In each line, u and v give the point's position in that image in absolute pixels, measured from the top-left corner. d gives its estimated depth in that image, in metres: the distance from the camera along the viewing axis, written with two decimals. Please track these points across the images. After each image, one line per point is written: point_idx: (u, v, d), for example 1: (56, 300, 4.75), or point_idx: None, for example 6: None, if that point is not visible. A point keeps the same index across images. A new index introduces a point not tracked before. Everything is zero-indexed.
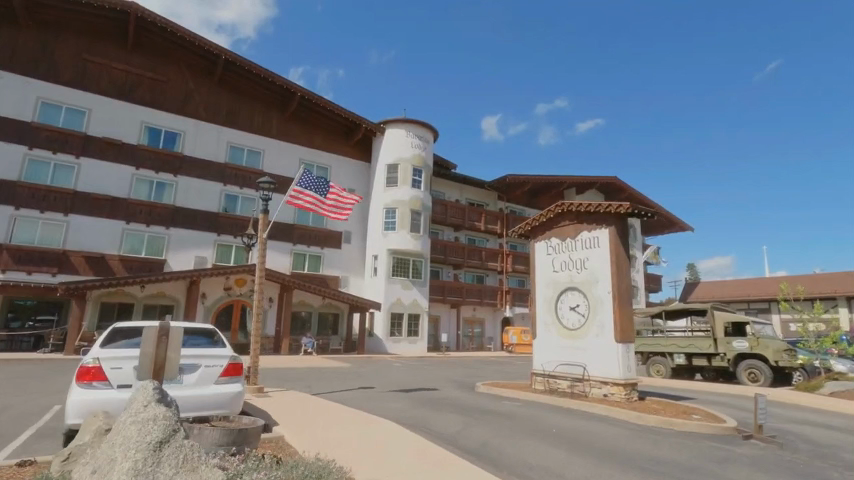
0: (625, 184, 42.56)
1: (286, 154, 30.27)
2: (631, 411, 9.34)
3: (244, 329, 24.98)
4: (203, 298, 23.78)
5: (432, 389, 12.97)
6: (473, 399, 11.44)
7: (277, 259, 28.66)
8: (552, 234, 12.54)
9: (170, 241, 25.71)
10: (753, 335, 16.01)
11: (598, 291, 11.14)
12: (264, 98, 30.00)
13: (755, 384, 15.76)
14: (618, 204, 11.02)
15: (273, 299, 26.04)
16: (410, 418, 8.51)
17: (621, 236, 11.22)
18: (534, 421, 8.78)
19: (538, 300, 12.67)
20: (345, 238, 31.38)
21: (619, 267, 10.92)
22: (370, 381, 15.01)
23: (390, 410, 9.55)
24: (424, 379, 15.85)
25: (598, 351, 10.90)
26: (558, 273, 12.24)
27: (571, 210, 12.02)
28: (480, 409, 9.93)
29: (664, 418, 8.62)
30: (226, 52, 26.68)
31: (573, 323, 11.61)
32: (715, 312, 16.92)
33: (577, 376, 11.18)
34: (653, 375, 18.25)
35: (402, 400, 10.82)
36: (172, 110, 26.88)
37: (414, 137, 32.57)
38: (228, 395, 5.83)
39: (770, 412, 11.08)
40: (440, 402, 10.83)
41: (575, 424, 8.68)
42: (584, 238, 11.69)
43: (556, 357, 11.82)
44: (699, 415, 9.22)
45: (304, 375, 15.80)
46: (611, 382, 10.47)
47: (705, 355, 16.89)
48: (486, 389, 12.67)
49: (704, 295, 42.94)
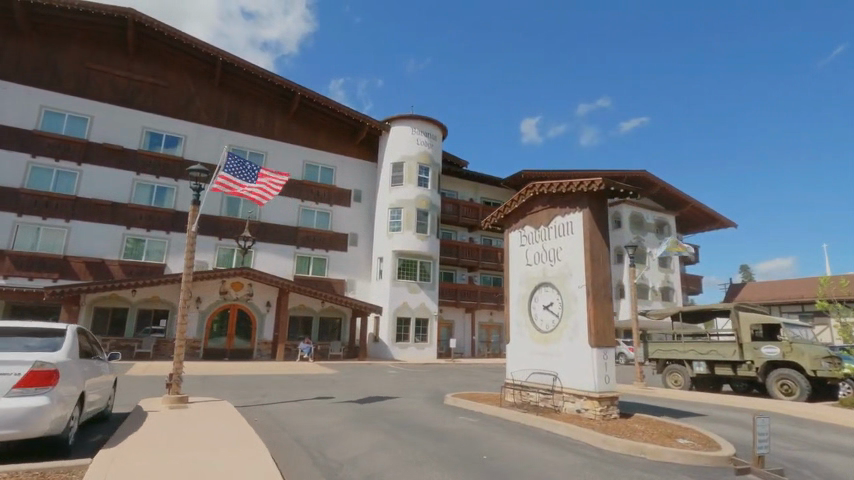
0: (654, 177, 39.55)
1: (289, 156, 29.77)
2: (599, 432, 7.52)
3: (241, 335, 24.32)
4: (198, 303, 23.34)
5: (393, 400, 11.50)
6: (428, 413, 9.88)
7: (280, 264, 28.05)
8: (525, 222, 10.87)
9: (170, 245, 25.54)
10: (786, 339, 13.44)
11: (572, 286, 9.32)
12: (266, 100, 29.66)
13: (790, 398, 13.20)
14: (591, 180, 9.22)
15: (271, 303, 25.20)
16: (318, 437, 7.13)
17: (598, 219, 9.37)
18: (469, 443, 7.21)
19: (513, 300, 10.96)
20: (351, 241, 30.47)
21: (594, 256, 9.06)
22: (341, 390, 13.68)
23: (314, 425, 8.20)
24: (400, 389, 14.34)
25: (572, 357, 9.08)
26: (531, 266, 10.52)
27: (543, 193, 10.32)
28: (421, 425, 8.41)
29: (633, 443, 6.80)
30: (223, 54, 26.46)
31: (546, 325, 9.86)
32: (740, 313, 14.55)
33: (548, 387, 9.45)
34: (670, 386, 15.94)
35: (345, 414, 9.46)
36: (173, 114, 26.96)
37: (420, 134, 31.27)
38: (20, 411, 4.73)
39: (797, 437, 8.85)
40: (384, 415, 9.37)
41: (519, 448, 7.00)
42: (558, 224, 9.92)
43: (528, 365, 10.12)
44: (688, 440, 7.31)
45: (272, 384, 14.69)
46: (584, 396, 8.66)
47: (729, 363, 14.53)
48: (454, 401, 11.05)
49: (750, 297, 39.03)
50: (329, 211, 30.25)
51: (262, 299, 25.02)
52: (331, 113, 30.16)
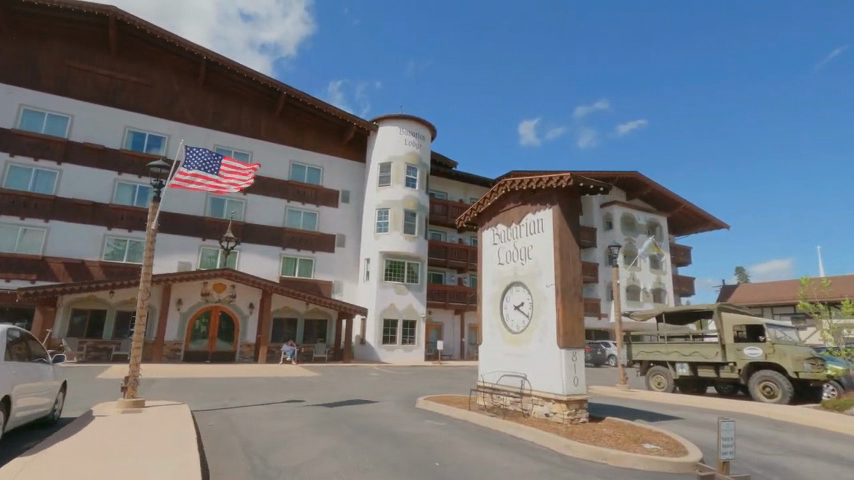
0: (645, 178, 39.45)
1: (276, 156, 29.49)
2: (564, 437, 7.22)
3: (223, 337, 23.98)
4: (179, 304, 22.99)
5: (365, 404, 11.17)
6: (396, 417, 9.56)
7: (265, 265, 27.73)
8: (498, 219, 10.59)
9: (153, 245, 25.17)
10: (769, 340, 13.16)
11: (541, 286, 9.03)
12: (252, 99, 29.37)
13: (772, 401, 12.87)
14: (560, 175, 8.94)
15: (255, 305, 24.84)
16: (267, 443, 6.80)
17: (568, 216, 9.08)
18: (426, 448, 6.89)
19: (485, 300, 10.68)
20: (338, 242, 30.16)
21: (563, 255, 8.77)
22: (315, 393, 13.34)
23: (272, 430, 7.88)
24: (376, 392, 14.01)
25: (540, 358, 8.77)
26: (503, 265, 10.24)
27: (515, 190, 10.04)
28: (382, 430, 8.10)
29: (594, 448, 6.50)
30: (207, 52, 26.16)
31: (517, 326, 9.56)
32: (723, 313, 14.29)
33: (518, 390, 9.13)
34: (653, 389, 15.67)
35: (310, 418, 9.14)
36: (157, 114, 26.63)
37: (408, 134, 31.00)
38: None
39: (774, 441, 8.55)
40: (348, 419, 9.05)
41: (477, 453, 6.68)
42: (529, 222, 9.64)
43: (499, 367, 9.80)
44: (654, 445, 7.00)
45: (246, 386, 14.36)
46: (552, 399, 8.34)
47: (712, 364, 14.25)
48: (425, 404, 10.70)
49: (742, 299, 38.84)
50: (316, 212, 29.99)
51: (245, 301, 24.65)
52: (318, 112, 29.89)
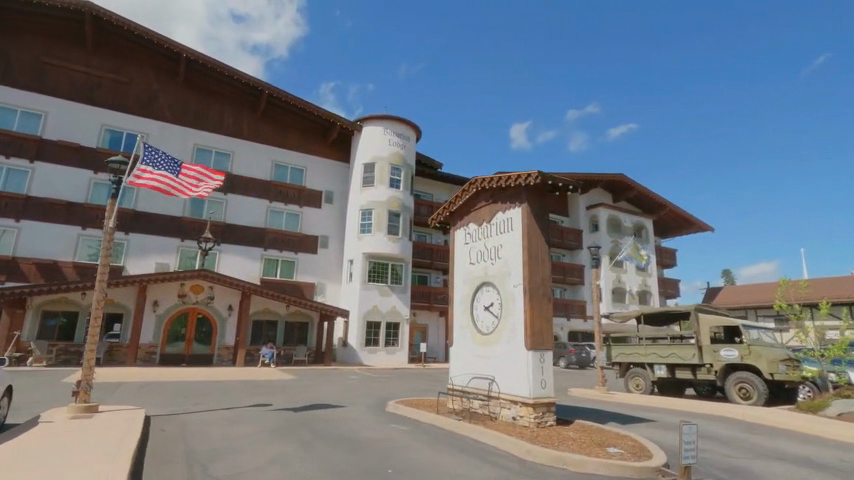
0: (630, 180, 39.71)
1: (258, 156, 29.10)
2: (528, 442, 6.98)
3: (200, 340, 23.48)
4: (155, 306, 22.47)
5: (334, 408, 10.86)
6: (361, 421, 9.25)
7: (246, 266, 27.31)
8: (470, 218, 10.38)
9: (130, 246, 24.62)
10: (746, 342, 13.09)
11: (510, 286, 8.82)
12: (234, 98, 28.98)
13: (747, 402, 12.78)
14: (529, 172, 8.75)
15: (233, 306, 24.34)
16: (215, 451, 6.46)
17: (538, 215, 8.89)
18: (383, 455, 6.61)
19: (456, 300, 10.44)
20: (321, 242, 29.82)
21: (531, 253, 8.58)
22: (286, 397, 12.99)
23: (228, 436, 7.56)
24: (350, 395, 13.70)
25: (508, 360, 8.54)
26: (474, 265, 10.02)
27: (485, 188, 9.83)
28: (342, 435, 7.78)
29: (556, 454, 6.28)
30: (186, 50, 25.73)
31: (487, 327, 9.34)
32: (700, 314, 14.22)
33: (487, 393, 8.90)
34: (632, 390, 15.54)
35: (273, 423, 8.84)
36: (135, 112, 26.12)
37: (392, 135, 30.77)
38: None
39: (745, 444, 8.40)
40: (312, 424, 8.76)
41: (435, 460, 6.41)
42: (499, 221, 9.43)
43: (469, 370, 9.57)
44: (619, 449, 6.80)
45: (216, 390, 13.98)
46: (519, 402, 8.11)
47: (689, 366, 14.15)
48: (394, 407, 10.39)
49: (725, 301, 39.14)
50: (298, 212, 29.61)
51: (223, 303, 24.15)
52: (301, 112, 29.59)
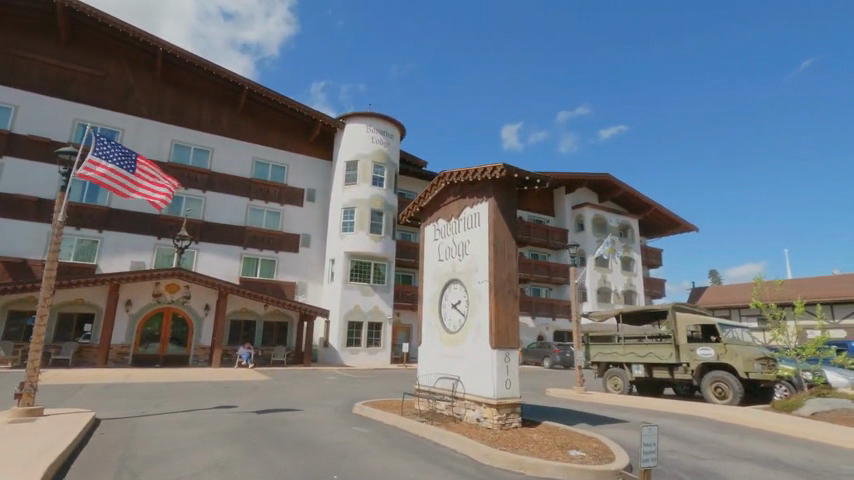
0: (616, 180, 39.79)
1: (238, 153, 28.57)
2: (487, 445, 6.69)
3: (175, 340, 22.91)
4: (128, 305, 21.86)
5: (299, 410, 10.49)
6: (323, 424, 8.90)
7: (225, 265, 26.79)
8: (439, 214, 10.07)
9: (104, 244, 23.94)
10: (722, 341, 12.95)
11: (476, 282, 8.54)
12: (214, 94, 28.43)
13: (723, 402, 12.63)
14: (495, 165, 8.46)
15: (210, 306, 23.79)
16: (155, 456, 6.09)
17: (505, 209, 8.61)
18: (334, 459, 6.28)
19: (425, 298, 10.15)
20: (303, 241, 29.39)
21: (497, 249, 8.30)
22: (254, 400, 12.56)
23: (176, 439, 7.18)
24: (320, 397, 13.33)
25: (473, 359, 8.25)
26: (442, 262, 9.72)
27: (454, 182, 9.53)
28: (297, 438, 7.45)
29: (514, 457, 6.00)
30: (163, 43, 25.12)
31: (454, 325, 9.05)
32: (678, 313, 14.06)
33: (452, 393, 8.60)
34: (610, 390, 15.35)
35: (229, 425, 8.46)
36: (110, 106, 25.44)
37: (376, 132, 30.42)
38: None
39: (715, 445, 8.18)
40: (270, 427, 8.41)
41: (387, 464, 6.09)
42: (467, 216, 9.15)
43: (436, 370, 9.26)
44: (581, 452, 6.52)
45: (182, 392, 13.52)
46: (483, 403, 7.82)
47: (666, 365, 14.00)
48: (360, 409, 10.05)
49: (710, 301, 39.32)
50: (280, 210, 29.12)
51: (199, 303, 23.60)
52: (283, 108, 29.12)
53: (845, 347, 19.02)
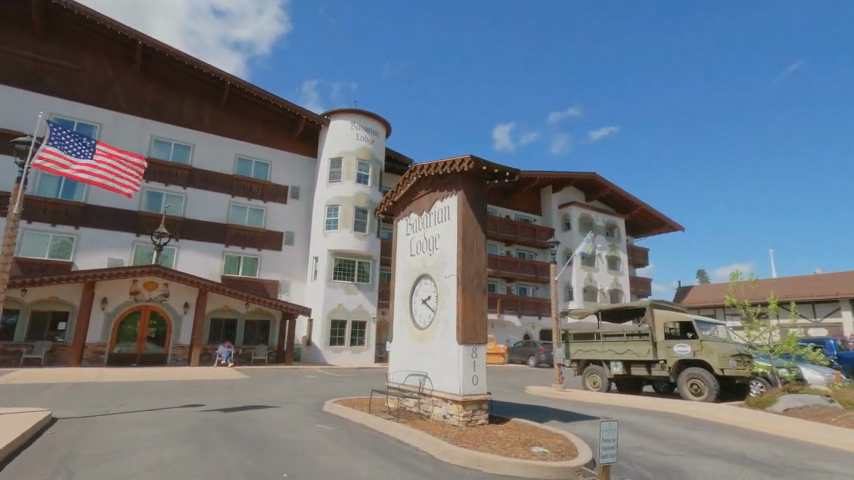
0: (602, 179, 39.95)
1: (220, 149, 28.15)
2: (449, 441, 6.54)
3: (153, 339, 22.52)
4: (103, 303, 21.43)
5: (268, 408, 10.27)
6: (288, 422, 8.69)
7: (206, 263, 26.37)
8: (411, 208, 9.90)
9: (80, 241, 23.44)
10: (698, 337, 12.94)
11: (445, 277, 8.38)
12: (196, 89, 28.01)
13: (699, 398, 12.62)
14: (463, 158, 8.32)
15: (190, 304, 23.40)
16: (100, 455, 5.85)
17: (474, 202, 8.48)
18: (289, 457, 6.08)
19: (396, 294, 9.96)
20: (287, 239, 29.06)
21: (465, 242, 8.16)
22: (225, 398, 12.29)
23: (129, 438, 6.94)
24: (294, 396, 13.09)
25: (441, 355, 8.10)
26: (413, 257, 9.55)
27: (425, 176, 9.37)
28: (258, 436, 7.24)
29: (473, 454, 5.85)
30: (143, 37, 24.66)
31: (423, 321, 8.88)
32: (655, 310, 14.04)
33: (420, 390, 8.43)
34: (589, 388, 15.28)
35: (191, 424, 8.23)
36: (88, 101, 24.94)
37: (360, 130, 30.17)
38: None
39: (684, 441, 8.12)
40: (233, 425, 8.20)
41: (343, 462, 5.91)
42: (437, 210, 8.99)
43: (406, 366, 9.08)
44: (544, 448, 6.39)
45: (152, 391, 13.22)
46: (449, 400, 7.66)
47: (644, 362, 13.97)
48: (329, 407, 9.85)
49: (695, 300, 39.59)
50: (263, 208, 28.76)
51: (179, 301, 23.21)
52: (266, 104, 28.79)
53: (823, 345, 19.18)
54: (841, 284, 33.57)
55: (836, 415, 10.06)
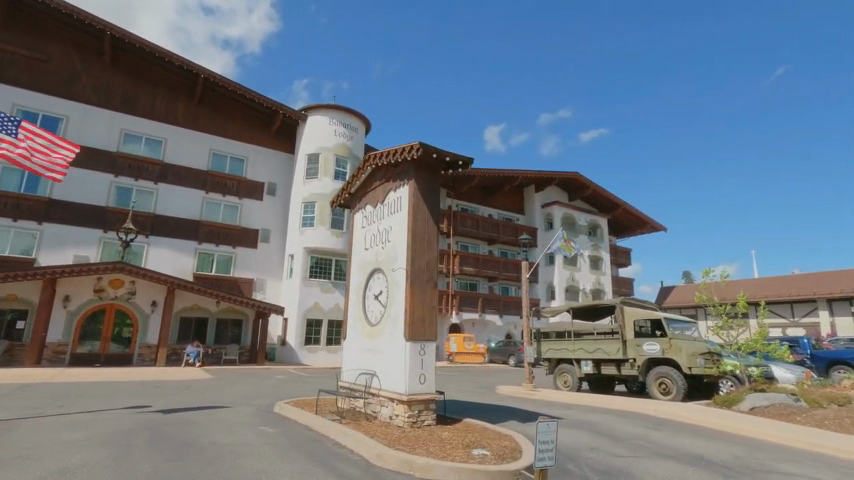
0: (585, 179, 39.90)
1: (193, 144, 27.41)
2: (386, 444, 6.13)
3: (118, 339, 21.81)
4: (66, 302, 20.67)
5: (216, 410, 9.78)
6: (231, 424, 8.23)
7: (177, 260, 25.65)
8: (366, 199, 9.48)
9: (43, 238, 22.59)
10: (667, 335, 12.71)
11: (395, 271, 7.97)
12: (168, 82, 27.29)
13: (667, 398, 12.40)
14: (412, 145, 7.91)
15: (158, 303, 22.73)
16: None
17: (426, 193, 8.09)
18: (208, 462, 5.61)
19: (351, 289, 9.51)
20: (262, 237, 28.42)
21: (415, 234, 7.76)
22: (179, 399, 11.76)
23: (45, 442, 6.45)
24: (253, 396, 12.59)
25: (389, 353, 7.68)
26: (367, 250, 9.12)
27: (379, 165, 8.96)
28: (186, 440, 6.76)
29: (405, 458, 5.45)
30: (111, 27, 23.89)
31: (375, 317, 8.45)
32: (626, 308, 13.78)
33: (369, 390, 8.00)
34: (560, 388, 15.00)
35: (124, 426, 7.75)
36: (54, 92, 24.10)
37: (338, 125, 29.64)
38: None
39: (642, 442, 7.78)
40: (169, 427, 7.73)
41: (266, 466, 5.50)
42: (391, 201, 8.56)
43: (357, 365, 8.64)
44: (485, 451, 6.01)
45: (103, 392, 12.61)
46: (395, 400, 7.26)
47: (614, 361, 13.73)
48: (279, 408, 9.39)
49: (676, 300, 39.64)
50: (237, 204, 28.08)
51: (146, 299, 22.50)
52: (241, 98, 28.15)
53: (797, 344, 19.13)
54: (818, 284, 33.83)
55: (800, 414, 9.86)
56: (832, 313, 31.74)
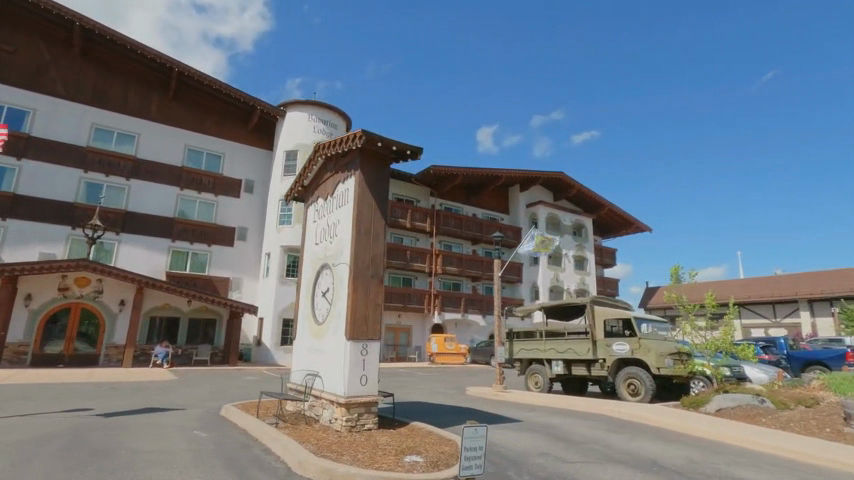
0: (570, 179, 39.77)
1: (167, 139, 26.77)
2: (314, 451, 5.72)
3: (84, 338, 21.16)
4: (29, 301, 19.96)
5: (160, 413, 9.28)
6: (167, 428, 7.77)
7: (148, 258, 24.98)
8: (318, 192, 9.06)
9: (6, 234, 21.84)
10: (637, 336, 12.44)
11: (340, 266, 7.55)
12: (141, 76, 26.62)
13: (635, 399, 12.11)
14: (357, 133, 7.51)
15: (126, 302, 22.11)
16: None
17: (373, 184, 7.69)
18: (112, 470, 5.16)
19: (302, 286, 9.06)
20: (239, 235, 27.85)
21: (359, 228, 7.35)
22: (129, 401, 11.24)
23: None
24: (210, 398, 12.08)
25: (331, 354, 7.27)
26: (317, 245, 8.70)
27: (329, 155, 8.53)
28: (104, 446, 6.30)
29: (325, 466, 5.04)
30: (80, 18, 23.18)
31: (322, 315, 8.03)
32: (597, 307, 13.48)
33: (313, 392, 7.58)
34: (530, 388, 14.69)
35: (49, 430, 7.25)
36: (21, 84, 23.35)
37: (317, 122, 29.15)
38: None
39: (598, 446, 7.44)
40: (97, 431, 7.24)
41: (176, 475, 5.08)
42: (339, 192, 8.15)
43: (304, 365, 8.21)
44: (418, 458, 5.60)
45: (53, 394, 12.04)
46: (334, 402, 6.85)
47: (584, 362, 13.43)
48: (225, 411, 8.92)
49: (660, 301, 39.65)
50: (213, 201, 27.49)
51: (114, 298, 21.87)
52: (217, 93, 27.56)
53: (773, 344, 18.99)
54: (799, 285, 33.95)
55: (766, 416, 9.61)
56: (812, 313, 31.86)
